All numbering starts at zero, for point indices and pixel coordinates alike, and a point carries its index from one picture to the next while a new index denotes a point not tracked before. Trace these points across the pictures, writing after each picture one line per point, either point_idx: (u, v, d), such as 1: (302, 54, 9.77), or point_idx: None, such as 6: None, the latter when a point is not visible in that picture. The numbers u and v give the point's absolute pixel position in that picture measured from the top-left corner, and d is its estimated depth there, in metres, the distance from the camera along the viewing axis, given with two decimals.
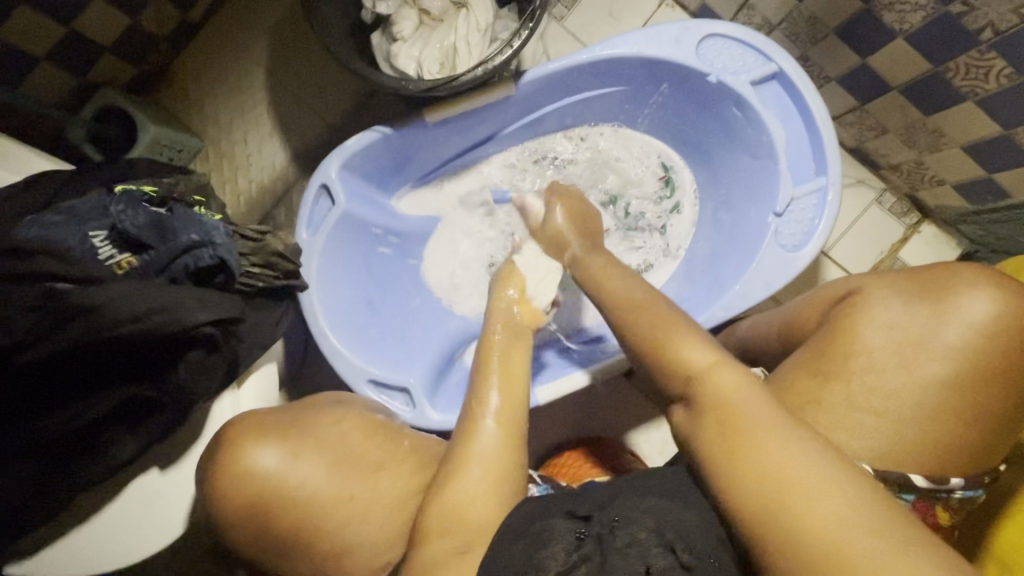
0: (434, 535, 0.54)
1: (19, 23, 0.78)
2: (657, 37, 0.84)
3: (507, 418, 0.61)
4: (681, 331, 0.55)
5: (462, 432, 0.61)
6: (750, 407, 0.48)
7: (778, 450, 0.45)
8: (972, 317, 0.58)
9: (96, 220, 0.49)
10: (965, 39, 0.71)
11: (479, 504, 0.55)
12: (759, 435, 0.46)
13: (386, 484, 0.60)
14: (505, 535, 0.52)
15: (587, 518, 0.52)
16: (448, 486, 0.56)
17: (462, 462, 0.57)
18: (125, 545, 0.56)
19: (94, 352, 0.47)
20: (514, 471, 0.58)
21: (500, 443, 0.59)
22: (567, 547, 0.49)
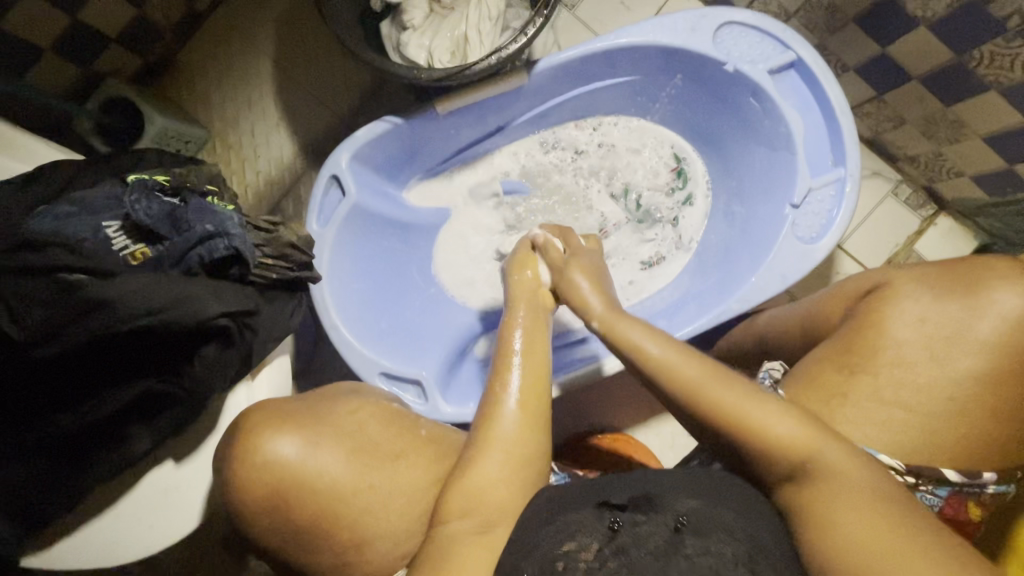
0: (454, 513, 0.55)
1: (24, 13, 0.76)
2: (673, 24, 0.82)
3: (530, 399, 0.60)
4: (753, 397, 0.53)
5: (484, 411, 0.60)
6: (849, 483, 0.49)
7: (867, 521, 0.47)
8: (1006, 310, 0.56)
9: (108, 211, 0.48)
10: (990, 26, 0.69)
11: (498, 491, 0.56)
12: (852, 508, 0.48)
13: (404, 473, 0.60)
14: (531, 521, 0.54)
15: (621, 508, 0.54)
16: (472, 466, 0.56)
17: (483, 447, 0.57)
18: (141, 537, 0.56)
19: (109, 347, 0.46)
20: (535, 457, 0.58)
21: (522, 423, 0.59)
22: (599, 539, 0.50)
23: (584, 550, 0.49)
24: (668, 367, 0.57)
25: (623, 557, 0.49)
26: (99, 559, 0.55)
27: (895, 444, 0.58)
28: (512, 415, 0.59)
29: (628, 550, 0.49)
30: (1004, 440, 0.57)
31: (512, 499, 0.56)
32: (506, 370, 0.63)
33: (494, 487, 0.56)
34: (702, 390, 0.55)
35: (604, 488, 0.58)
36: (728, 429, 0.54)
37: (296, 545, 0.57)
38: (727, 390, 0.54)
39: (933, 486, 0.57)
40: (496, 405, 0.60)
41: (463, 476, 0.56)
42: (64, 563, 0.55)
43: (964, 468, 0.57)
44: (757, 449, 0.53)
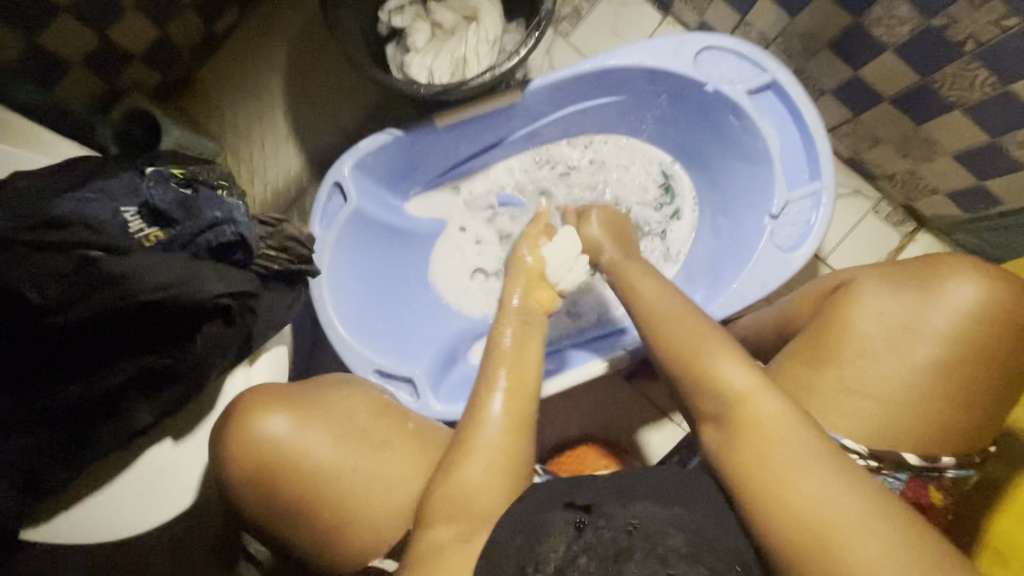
0: (441, 520, 0.55)
1: (59, 30, 0.83)
2: (657, 47, 0.88)
3: (515, 407, 0.60)
4: (721, 353, 0.55)
5: (468, 416, 0.61)
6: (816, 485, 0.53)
7: (816, 482, 0.47)
8: (959, 302, 0.60)
9: (126, 197, 0.52)
10: (949, 50, 0.75)
11: (482, 489, 0.56)
12: (799, 474, 0.47)
13: (390, 462, 0.62)
14: (506, 529, 0.54)
15: (586, 509, 0.54)
16: (457, 470, 0.57)
17: (469, 449, 0.58)
18: (137, 513, 0.58)
19: (118, 320, 0.49)
20: (520, 458, 0.58)
21: (506, 426, 0.59)
22: (567, 539, 0.51)
23: (555, 550, 0.51)
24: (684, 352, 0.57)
25: (591, 553, 0.49)
26: (96, 533, 0.58)
27: (864, 438, 0.60)
28: (497, 419, 0.59)
29: (592, 548, 0.50)
30: (965, 430, 0.60)
31: (496, 500, 0.56)
32: (495, 375, 0.64)
33: (482, 487, 0.56)
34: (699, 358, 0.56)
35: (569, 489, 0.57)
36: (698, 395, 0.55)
37: (284, 521, 0.60)
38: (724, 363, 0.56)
39: (896, 470, 0.59)
40: (481, 406, 0.61)
41: (449, 479, 0.57)
42: (64, 537, 0.57)
43: (925, 453, 0.59)
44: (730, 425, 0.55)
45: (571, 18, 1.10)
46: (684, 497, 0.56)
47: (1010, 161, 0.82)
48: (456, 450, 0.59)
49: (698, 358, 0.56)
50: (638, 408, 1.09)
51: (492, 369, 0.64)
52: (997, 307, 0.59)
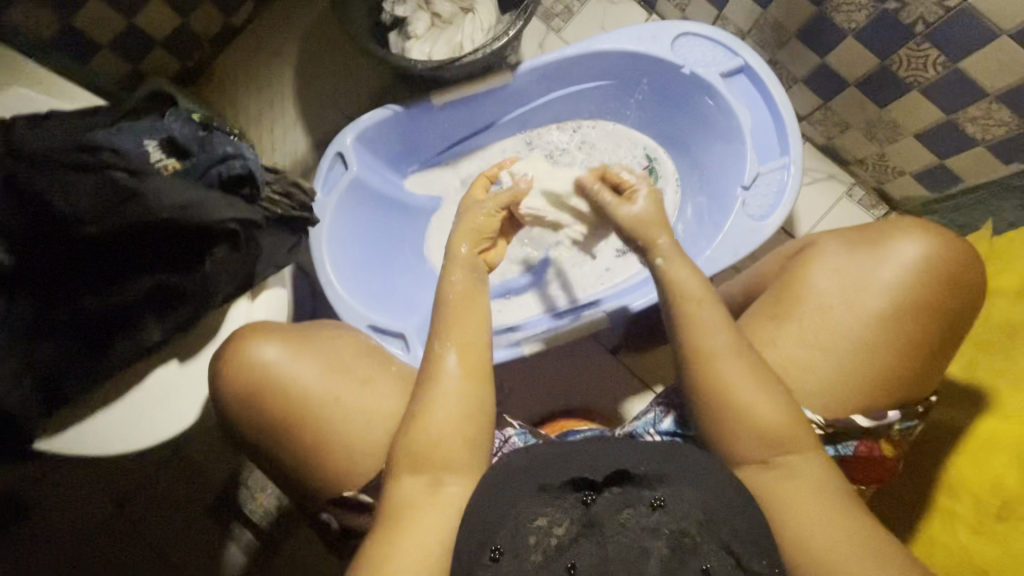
0: (406, 473, 0.60)
1: (91, 14, 0.92)
2: (637, 34, 0.96)
3: (469, 358, 0.63)
4: (750, 376, 0.61)
5: (425, 371, 0.64)
6: (800, 479, 0.59)
7: (821, 512, 0.56)
8: (906, 258, 0.65)
9: (150, 133, 0.60)
10: (903, 33, 0.81)
11: (439, 440, 0.60)
12: (810, 502, 0.57)
13: (371, 397, 0.66)
14: (495, 494, 0.58)
15: (592, 485, 0.59)
16: (417, 422, 0.61)
17: (425, 405, 0.61)
18: (143, 427, 0.64)
19: (138, 236, 0.55)
20: (484, 394, 0.63)
21: (462, 376, 0.62)
22: (569, 516, 0.57)
23: (556, 525, 0.56)
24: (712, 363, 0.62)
25: (592, 528, 0.56)
26: (104, 446, 0.63)
27: (819, 379, 0.65)
28: (454, 372, 0.63)
29: (599, 523, 0.56)
30: (910, 374, 0.64)
31: (459, 447, 0.61)
32: (450, 330, 0.65)
33: (439, 436, 0.60)
34: (712, 359, 0.62)
35: (553, 463, 0.60)
36: (714, 391, 0.61)
37: (269, 438, 0.66)
38: (733, 363, 0.61)
39: (846, 435, 0.64)
40: (437, 360, 0.64)
41: (408, 433, 0.61)
42: (72, 449, 0.62)
43: (872, 412, 0.64)
44: (742, 427, 0.60)
45: (563, 15, 1.18)
46: (668, 464, 0.59)
47: (966, 139, 0.88)
48: (417, 399, 0.62)
49: (720, 369, 0.61)
50: (622, 381, 1.09)
51: (446, 322, 0.65)
52: (941, 259, 0.64)
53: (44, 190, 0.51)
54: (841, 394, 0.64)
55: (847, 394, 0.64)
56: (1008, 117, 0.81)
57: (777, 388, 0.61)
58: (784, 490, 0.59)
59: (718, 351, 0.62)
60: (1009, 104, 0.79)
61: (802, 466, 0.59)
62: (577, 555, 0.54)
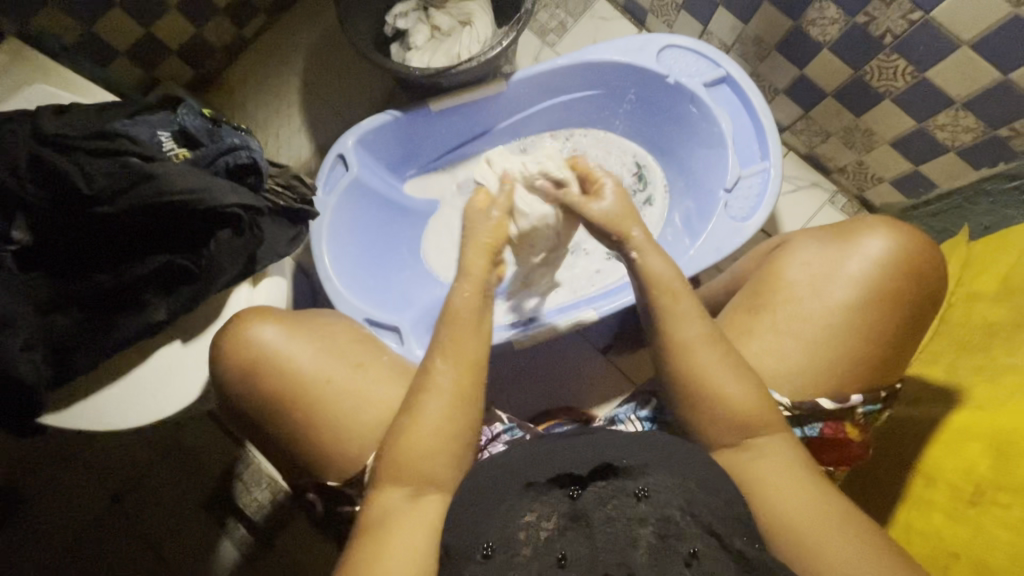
0: (393, 478, 0.62)
1: (111, 21, 0.98)
2: (625, 46, 1.02)
3: (464, 377, 0.65)
4: (725, 362, 0.63)
5: (416, 385, 0.65)
6: (770, 461, 0.61)
7: (798, 497, 0.58)
8: (870, 252, 0.68)
9: (164, 124, 0.64)
10: (873, 45, 0.86)
11: (440, 426, 0.63)
12: (786, 488, 0.59)
13: (369, 389, 0.69)
14: (477, 492, 0.59)
15: (579, 480, 0.58)
16: (406, 433, 0.62)
17: (416, 416, 0.63)
18: (146, 403, 0.67)
19: (149, 217, 0.59)
20: (472, 403, 0.65)
21: (454, 393, 0.64)
22: (557, 508, 0.56)
23: (545, 520, 0.55)
24: (687, 351, 0.64)
25: (581, 521, 0.55)
26: (109, 420, 0.66)
27: (792, 367, 0.68)
28: (447, 370, 0.65)
29: (587, 513, 0.55)
30: (877, 361, 0.67)
31: (456, 426, 0.63)
32: (446, 346, 0.66)
33: (437, 423, 0.63)
34: (688, 351, 0.64)
35: (539, 459, 0.61)
36: (687, 377, 0.64)
37: (262, 414, 0.68)
38: (710, 354, 0.63)
39: (812, 415, 0.68)
40: (429, 373, 0.65)
41: (398, 445, 0.62)
42: (79, 423, 0.65)
43: (837, 395, 0.67)
44: (718, 413, 0.63)
45: (557, 31, 1.24)
46: (653, 454, 0.60)
47: (938, 145, 0.92)
48: (406, 412, 0.64)
49: (694, 356, 0.63)
50: (611, 382, 1.11)
51: (440, 338, 0.67)
52: (903, 251, 0.68)
53: (65, 173, 0.56)
54: (810, 379, 0.67)
55: (816, 380, 0.67)
56: (974, 124, 0.85)
57: (748, 377, 0.63)
58: (762, 475, 0.60)
59: (693, 341, 0.64)
60: (974, 111, 0.84)
61: (772, 448, 0.61)
62: (568, 546, 0.54)
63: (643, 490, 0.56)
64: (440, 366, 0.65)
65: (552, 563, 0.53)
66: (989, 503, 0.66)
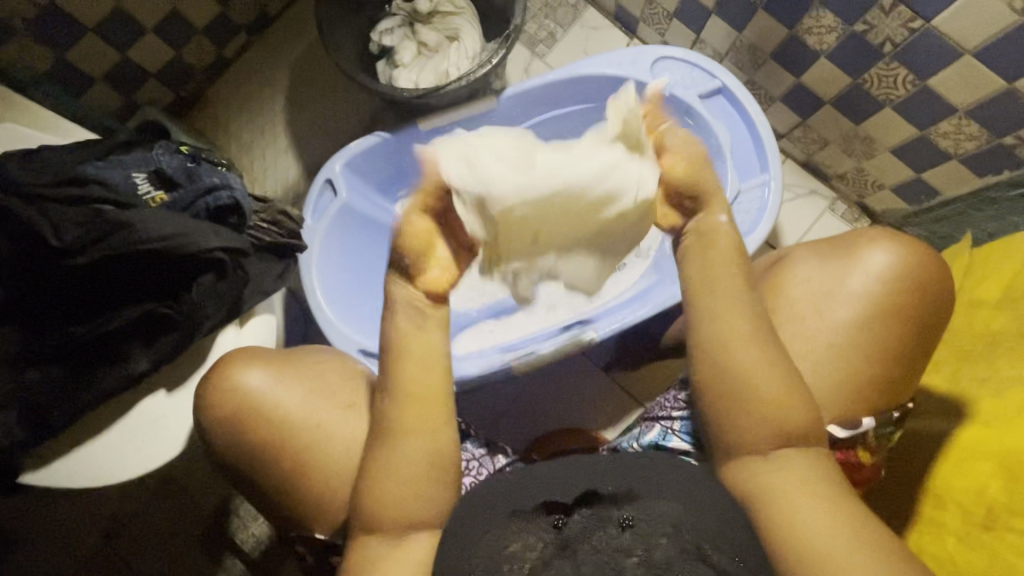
0: (371, 531, 0.59)
1: (86, 47, 0.95)
2: (617, 59, 0.99)
3: (421, 415, 0.60)
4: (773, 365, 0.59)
5: (377, 429, 0.61)
6: (793, 464, 0.57)
7: (827, 517, 0.53)
8: (872, 266, 0.65)
9: (139, 166, 0.61)
10: (872, 53, 0.84)
11: (411, 472, 0.59)
12: (812, 504, 0.54)
13: (349, 426, 0.66)
14: (453, 541, 0.56)
15: (566, 511, 0.55)
16: (374, 484, 0.59)
17: (381, 467, 0.59)
18: (130, 459, 0.64)
19: (125, 265, 0.56)
20: (439, 455, 0.60)
21: (420, 435, 0.60)
22: (544, 538, 0.53)
23: (531, 549, 0.53)
24: (734, 357, 0.59)
25: (569, 552, 0.52)
26: (91, 478, 0.62)
27: (802, 392, 0.65)
28: (399, 412, 0.60)
29: (575, 547, 0.52)
30: (885, 379, 0.65)
31: (441, 460, 0.60)
32: (400, 384, 0.61)
33: (407, 470, 0.59)
34: (730, 350, 0.60)
35: (538, 487, 0.59)
36: (725, 368, 0.59)
37: (255, 461, 0.65)
38: (747, 347, 0.59)
39: (821, 440, 0.65)
40: (419, 408, 0.61)
41: (369, 496, 0.59)
42: (61, 481, 0.62)
43: (848, 418, 0.64)
44: (746, 409, 0.59)
45: (547, 42, 1.21)
46: (649, 485, 0.57)
47: (940, 152, 0.90)
48: (365, 466, 0.60)
49: (743, 366, 0.59)
50: (614, 400, 1.08)
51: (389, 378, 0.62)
52: (908, 264, 0.65)
53: (33, 224, 0.53)
54: (814, 401, 0.65)
55: (821, 402, 0.64)
56: (978, 132, 0.83)
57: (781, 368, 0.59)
58: (782, 485, 0.56)
59: (748, 349, 0.59)
60: (978, 119, 0.82)
61: (802, 456, 0.57)
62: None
63: (630, 519, 0.53)
64: (397, 413, 0.60)
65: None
66: (1002, 528, 0.61)
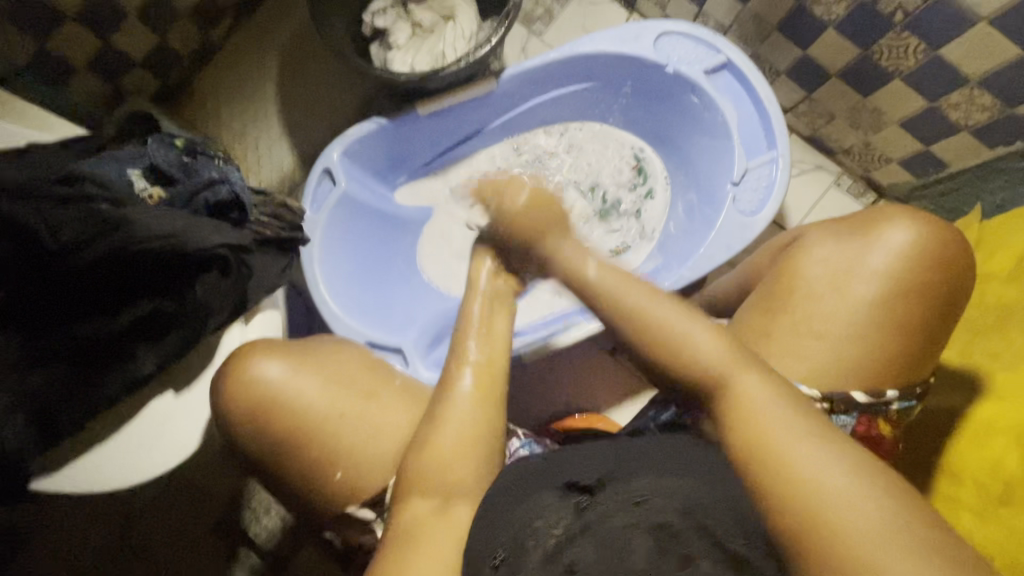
0: (413, 497, 0.58)
1: (66, 36, 0.90)
2: (620, 35, 0.96)
3: (484, 376, 0.64)
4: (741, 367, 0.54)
5: (442, 385, 0.65)
6: (784, 416, 0.50)
7: (819, 460, 0.47)
8: (893, 245, 0.65)
9: (133, 161, 0.60)
10: (882, 24, 0.82)
11: (463, 433, 0.61)
12: (803, 447, 0.48)
13: (374, 413, 0.66)
14: (487, 516, 0.56)
15: (590, 490, 0.57)
16: (427, 447, 0.60)
17: (440, 422, 0.61)
18: (138, 463, 0.62)
19: (124, 261, 0.54)
20: (490, 433, 0.62)
21: (474, 397, 0.62)
22: (564, 517, 0.54)
23: (554, 526, 0.54)
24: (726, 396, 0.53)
25: (588, 531, 0.53)
26: (100, 482, 0.61)
27: (821, 373, 0.64)
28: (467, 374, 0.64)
29: (593, 527, 0.53)
30: (903, 358, 0.64)
31: (483, 420, 0.62)
32: (465, 352, 0.66)
33: (460, 431, 0.61)
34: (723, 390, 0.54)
35: (555, 470, 0.60)
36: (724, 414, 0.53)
37: (270, 455, 0.64)
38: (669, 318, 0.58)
39: (845, 409, 0.63)
40: (452, 380, 0.64)
41: (419, 456, 0.60)
42: (74, 486, 0.61)
43: (870, 388, 0.64)
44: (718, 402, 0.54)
45: (544, 18, 1.18)
46: (664, 456, 0.57)
47: (950, 123, 0.88)
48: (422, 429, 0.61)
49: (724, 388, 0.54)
50: (622, 379, 1.08)
51: (460, 345, 0.67)
52: (929, 245, 0.64)
53: (26, 222, 0.50)
54: (831, 379, 0.64)
55: (840, 382, 0.64)
56: (989, 102, 0.82)
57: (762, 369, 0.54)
58: (755, 427, 0.50)
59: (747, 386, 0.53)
60: (989, 90, 0.80)
61: (768, 402, 0.51)
62: (576, 552, 0.52)
63: (641, 497, 0.54)
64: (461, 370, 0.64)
65: (559, 569, 0.51)
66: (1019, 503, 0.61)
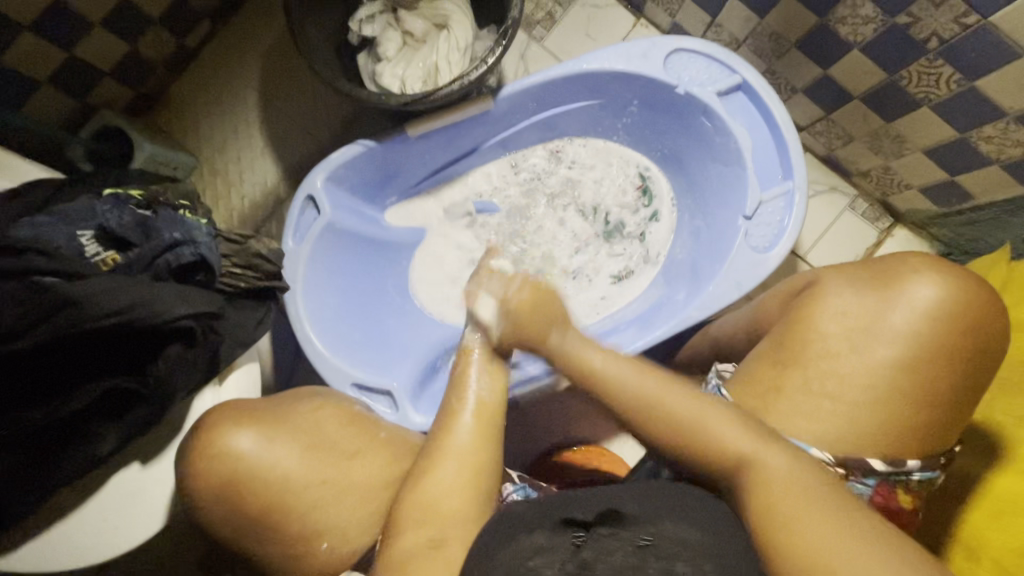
0: (409, 527, 0.55)
1: (23, 48, 0.82)
2: (627, 51, 0.89)
3: (483, 416, 0.61)
4: (711, 409, 0.56)
5: (441, 421, 0.62)
6: (783, 477, 0.51)
7: (829, 536, 0.47)
8: (917, 303, 0.59)
9: (84, 222, 0.56)
10: (914, 48, 0.75)
11: (458, 488, 0.57)
12: (818, 521, 0.48)
13: (361, 471, 0.62)
14: (480, 551, 0.52)
15: (587, 526, 0.52)
16: (426, 478, 0.57)
17: (435, 458, 0.58)
18: (103, 542, 0.59)
19: (76, 342, 0.51)
20: (491, 465, 0.59)
21: (473, 438, 0.59)
22: (562, 557, 0.49)
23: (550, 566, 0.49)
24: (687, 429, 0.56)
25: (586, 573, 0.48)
26: (65, 561, 0.58)
27: (838, 442, 0.59)
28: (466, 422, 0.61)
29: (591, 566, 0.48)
30: (927, 427, 0.59)
31: (486, 458, 0.59)
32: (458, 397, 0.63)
33: (456, 477, 0.57)
34: (672, 414, 0.57)
35: (571, 501, 0.55)
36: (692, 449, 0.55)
37: (244, 530, 0.59)
38: (676, 396, 0.57)
39: (862, 478, 0.60)
40: (451, 417, 0.62)
41: (419, 488, 0.57)
42: (31, 566, 0.58)
43: (891, 457, 0.59)
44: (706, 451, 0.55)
45: (546, 23, 1.10)
46: (658, 504, 0.53)
47: (981, 155, 0.82)
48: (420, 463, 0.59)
49: (700, 425, 0.55)
50: None
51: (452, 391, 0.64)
52: (956, 305, 0.59)
53: None
54: (851, 449, 0.59)
55: (858, 452, 0.59)
56: None
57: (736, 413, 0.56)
58: (774, 501, 0.51)
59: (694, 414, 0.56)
60: None
61: (781, 473, 0.52)
62: None
63: (644, 539, 0.50)
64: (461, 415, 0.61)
65: None
66: None
